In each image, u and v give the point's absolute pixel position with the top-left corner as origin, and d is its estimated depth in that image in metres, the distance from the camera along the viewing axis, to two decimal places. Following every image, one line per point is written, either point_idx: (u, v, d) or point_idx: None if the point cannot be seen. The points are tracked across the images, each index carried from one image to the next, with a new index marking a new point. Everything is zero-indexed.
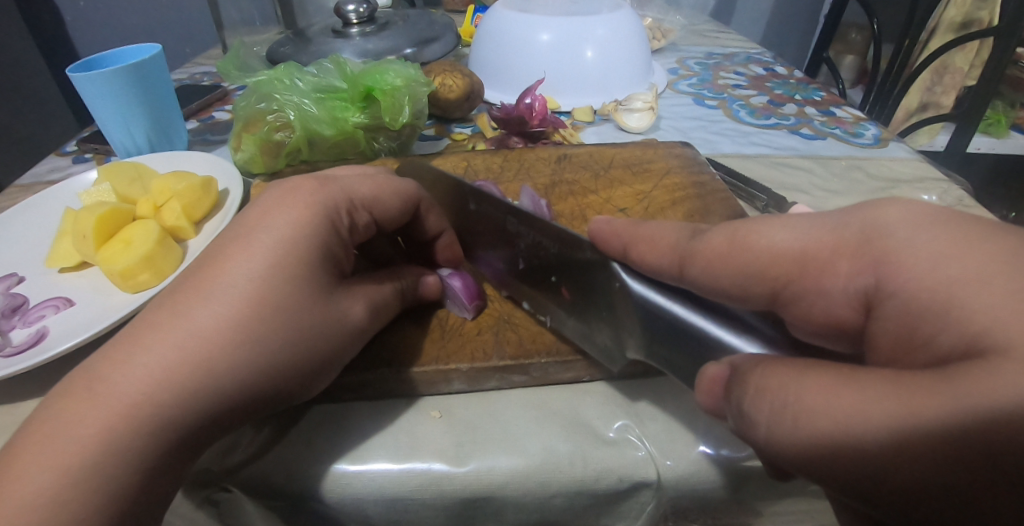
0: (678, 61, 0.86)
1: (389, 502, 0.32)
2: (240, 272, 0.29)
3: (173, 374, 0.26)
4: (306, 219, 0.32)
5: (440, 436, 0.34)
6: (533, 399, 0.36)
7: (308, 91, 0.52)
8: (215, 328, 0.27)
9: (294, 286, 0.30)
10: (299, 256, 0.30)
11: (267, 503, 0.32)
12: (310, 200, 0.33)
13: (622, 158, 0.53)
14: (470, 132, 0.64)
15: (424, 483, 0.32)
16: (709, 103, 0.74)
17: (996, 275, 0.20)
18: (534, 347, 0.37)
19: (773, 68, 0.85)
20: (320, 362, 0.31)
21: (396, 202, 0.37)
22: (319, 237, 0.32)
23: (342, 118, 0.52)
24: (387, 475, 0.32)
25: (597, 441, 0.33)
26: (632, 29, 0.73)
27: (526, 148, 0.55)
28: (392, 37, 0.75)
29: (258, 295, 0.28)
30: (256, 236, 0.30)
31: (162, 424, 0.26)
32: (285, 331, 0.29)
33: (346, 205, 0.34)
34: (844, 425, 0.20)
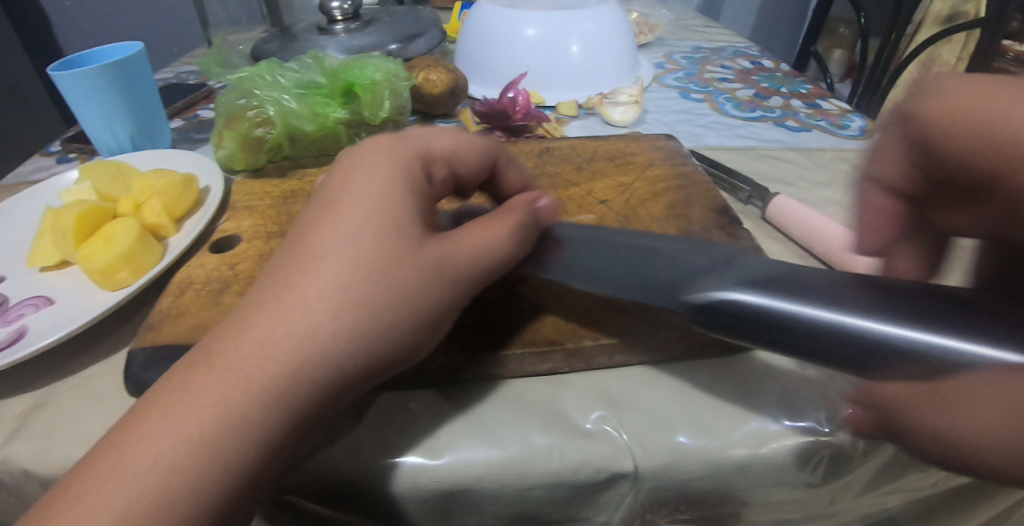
0: (665, 55, 0.85)
1: (368, 494, 0.32)
2: (342, 240, 0.29)
3: (287, 352, 0.26)
4: (399, 176, 0.32)
5: (415, 431, 0.33)
6: (512, 392, 0.36)
7: (290, 87, 0.52)
8: (319, 303, 0.27)
9: (390, 264, 0.28)
10: (406, 215, 0.30)
11: None
12: (395, 164, 0.33)
13: (604, 151, 0.53)
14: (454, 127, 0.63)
15: (401, 477, 0.31)
16: (697, 96, 0.73)
17: None
18: (508, 339, 0.37)
19: (760, 61, 0.85)
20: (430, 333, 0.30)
21: (480, 158, 0.38)
22: (409, 204, 0.31)
23: (323, 113, 0.52)
24: (362, 468, 0.31)
25: (574, 433, 0.33)
26: (616, 23, 0.73)
27: (509, 142, 0.54)
28: (376, 34, 0.75)
29: (361, 279, 0.28)
30: (349, 204, 0.30)
31: (278, 413, 0.25)
32: (382, 315, 0.28)
33: (423, 162, 0.35)
34: (985, 437, 0.23)
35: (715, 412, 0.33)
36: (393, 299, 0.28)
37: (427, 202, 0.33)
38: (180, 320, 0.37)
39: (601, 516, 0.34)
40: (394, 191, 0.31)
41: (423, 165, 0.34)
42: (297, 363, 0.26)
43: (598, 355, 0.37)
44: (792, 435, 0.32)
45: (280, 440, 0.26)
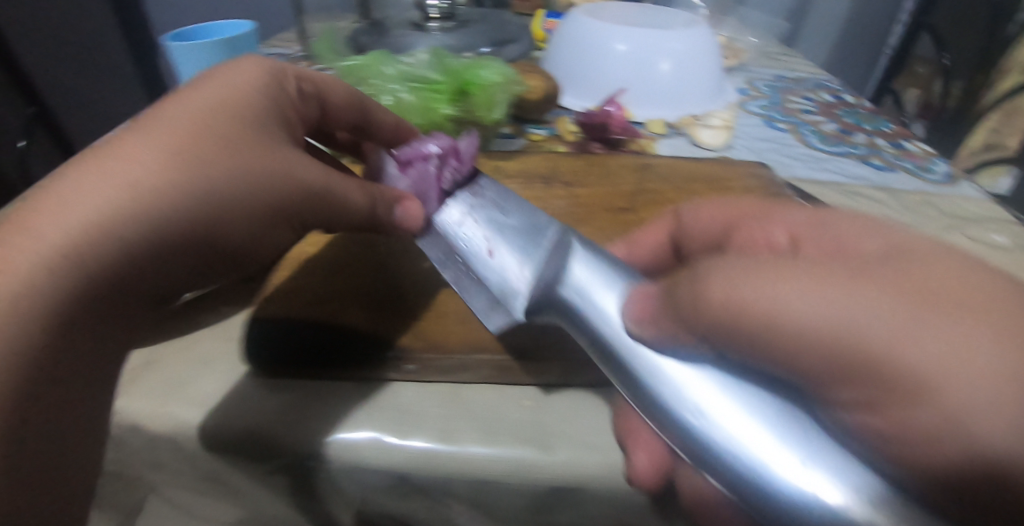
0: (748, 81, 0.84)
1: (474, 482, 0.31)
2: (174, 120, 0.30)
3: (123, 210, 0.27)
4: (261, 83, 0.35)
5: (521, 423, 0.33)
6: (616, 400, 0.34)
7: (404, 81, 0.54)
8: (150, 171, 0.28)
9: (210, 137, 0.30)
10: (244, 112, 0.32)
11: (354, 477, 0.32)
12: (260, 74, 0.35)
13: (702, 173, 0.54)
14: (547, 134, 0.63)
15: (512, 469, 0.31)
16: (781, 125, 0.73)
17: (867, 237, 0.25)
18: None
19: (843, 96, 0.85)
20: (262, 224, 0.33)
21: (354, 106, 0.43)
22: (262, 95, 0.34)
23: (438, 109, 0.52)
24: (475, 458, 0.31)
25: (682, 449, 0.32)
26: (707, 46, 0.74)
27: (608, 155, 0.55)
28: (470, 35, 0.77)
29: (181, 152, 0.29)
30: (197, 94, 0.32)
31: (79, 267, 0.27)
32: (205, 176, 0.29)
33: (282, 73, 0.37)
34: (793, 316, 0.22)
35: None
36: (209, 180, 0.30)
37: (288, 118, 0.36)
38: (294, 299, 0.39)
39: None
40: (224, 92, 0.32)
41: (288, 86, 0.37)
42: (105, 224, 0.27)
43: None
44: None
45: (73, 311, 0.27)
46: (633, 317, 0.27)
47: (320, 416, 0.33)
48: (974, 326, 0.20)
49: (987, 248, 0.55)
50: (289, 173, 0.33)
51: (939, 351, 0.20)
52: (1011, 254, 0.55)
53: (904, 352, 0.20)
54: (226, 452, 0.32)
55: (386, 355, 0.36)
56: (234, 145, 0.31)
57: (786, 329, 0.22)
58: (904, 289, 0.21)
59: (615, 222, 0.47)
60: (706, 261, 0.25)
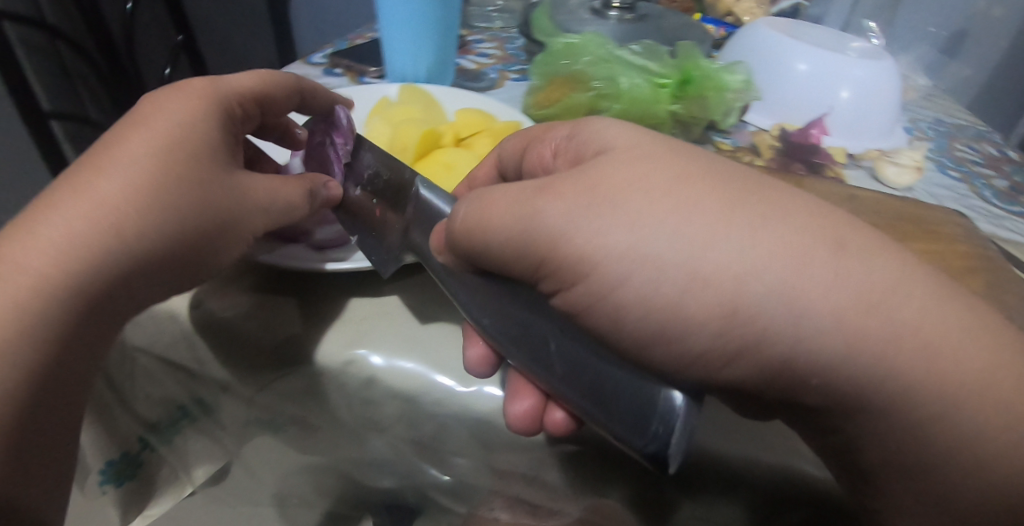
0: (911, 121, 0.83)
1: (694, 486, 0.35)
2: (137, 148, 0.34)
3: (87, 238, 0.32)
4: (206, 109, 0.38)
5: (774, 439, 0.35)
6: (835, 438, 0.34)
7: (636, 71, 0.52)
8: (127, 205, 0.33)
9: (186, 170, 0.35)
10: (206, 142, 0.36)
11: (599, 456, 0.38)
12: (205, 97, 0.38)
13: (908, 213, 0.54)
14: (734, 143, 0.62)
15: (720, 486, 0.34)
16: (953, 174, 0.72)
17: (697, 201, 0.26)
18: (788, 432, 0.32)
19: (1008, 152, 0.81)
20: (216, 236, 0.36)
21: (285, 90, 0.46)
22: (209, 121, 0.37)
23: (668, 103, 0.52)
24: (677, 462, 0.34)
25: None
26: (892, 79, 0.73)
27: (811, 179, 0.55)
28: (647, 31, 0.77)
29: (150, 182, 0.33)
30: (159, 115, 0.36)
31: (114, 264, 0.33)
32: (178, 199, 0.34)
33: (235, 95, 0.41)
34: (513, 228, 0.29)
35: None
36: (180, 199, 0.34)
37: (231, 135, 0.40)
38: None
39: None
40: (199, 119, 0.37)
41: (235, 104, 0.40)
42: (92, 254, 0.32)
43: None
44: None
45: (74, 328, 0.32)
46: (439, 245, 0.35)
47: None
48: (741, 234, 0.25)
49: None
50: (250, 198, 0.38)
51: (722, 323, 0.26)
52: None
53: (685, 335, 0.27)
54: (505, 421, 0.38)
55: None
56: (191, 180, 0.35)
57: (668, 319, 0.27)
58: (805, 221, 0.26)
59: None
60: (502, 187, 0.30)
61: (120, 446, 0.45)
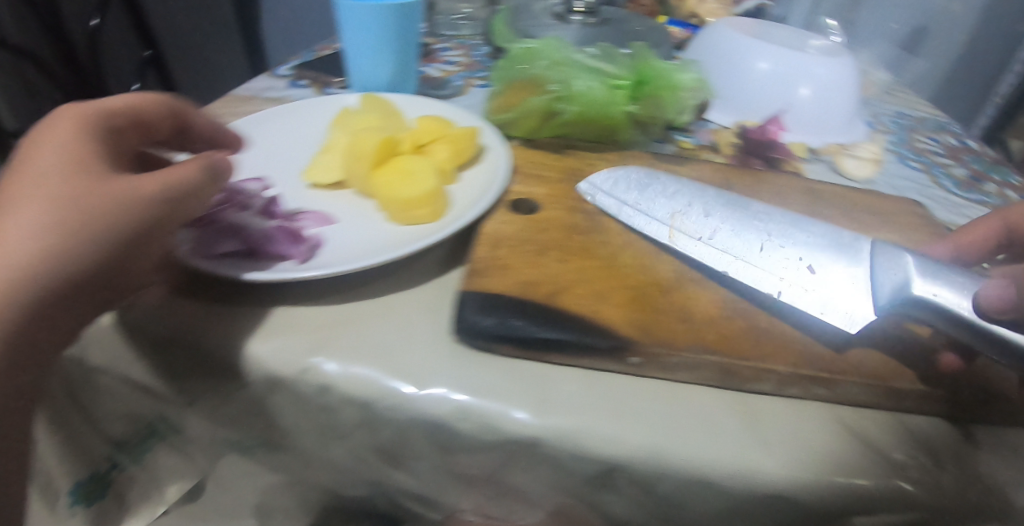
0: (872, 115, 0.84)
1: (604, 464, 0.33)
2: (25, 188, 0.30)
3: None
4: (79, 131, 0.34)
5: (710, 408, 0.35)
6: (751, 403, 0.36)
7: (590, 74, 0.54)
8: (17, 245, 0.29)
9: (79, 191, 0.31)
10: (74, 156, 0.32)
11: (561, 464, 0.34)
12: (73, 123, 0.34)
13: (865, 205, 0.54)
14: (695, 143, 0.64)
15: (652, 459, 0.33)
16: (914, 165, 0.73)
17: None
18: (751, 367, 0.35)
19: (966, 141, 0.84)
20: (125, 252, 0.32)
21: (170, 108, 0.40)
22: (86, 140, 0.33)
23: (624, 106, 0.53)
24: (610, 436, 0.33)
25: (900, 470, 0.32)
26: (850, 77, 0.74)
27: (769, 174, 0.55)
28: (611, 34, 0.78)
29: (54, 205, 0.30)
30: (24, 157, 0.32)
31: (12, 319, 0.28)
32: (73, 228, 0.30)
33: (112, 113, 0.36)
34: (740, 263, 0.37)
35: None
36: (88, 221, 0.30)
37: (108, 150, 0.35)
38: (508, 274, 0.39)
39: None
40: (67, 140, 0.33)
41: (112, 121, 0.36)
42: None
43: (922, 401, 0.35)
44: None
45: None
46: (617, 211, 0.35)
47: (550, 402, 0.34)
48: None
49: None
50: (142, 185, 0.33)
51: None
52: None
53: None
54: (461, 425, 0.35)
55: (612, 346, 0.35)
56: (89, 201, 0.31)
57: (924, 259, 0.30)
58: None
59: None
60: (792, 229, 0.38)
61: (88, 466, 0.45)
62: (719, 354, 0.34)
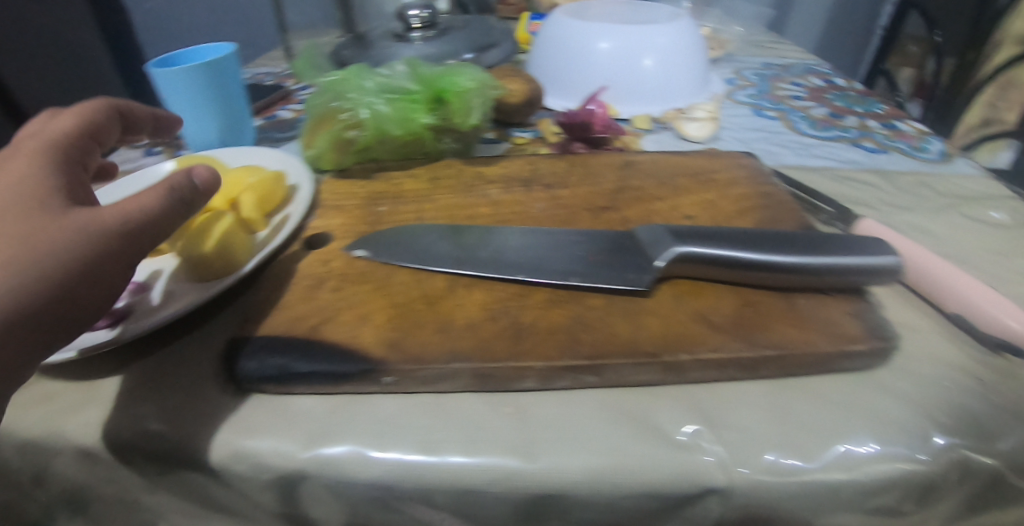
0: (735, 71, 0.84)
1: (375, 491, 0.32)
2: None
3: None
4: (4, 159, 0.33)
5: (478, 413, 0.35)
6: (522, 401, 0.35)
7: (381, 91, 0.53)
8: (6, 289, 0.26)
9: (90, 233, 0.29)
10: (36, 190, 0.31)
11: (333, 499, 0.33)
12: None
13: (686, 167, 0.53)
14: (531, 136, 0.63)
15: (408, 475, 0.32)
16: (770, 113, 0.72)
17: None
18: (527, 352, 0.34)
19: (833, 79, 0.84)
20: (82, 279, 0.28)
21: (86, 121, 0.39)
22: (30, 162, 0.32)
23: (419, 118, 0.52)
24: (367, 459, 0.32)
25: (667, 445, 0.33)
26: (692, 40, 0.73)
27: (590, 154, 0.54)
28: (452, 42, 0.77)
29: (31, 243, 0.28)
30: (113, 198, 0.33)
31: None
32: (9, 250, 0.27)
33: (63, 137, 0.36)
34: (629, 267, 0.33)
35: (811, 436, 0.33)
36: (34, 241, 0.28)
37: (78, 176, 0.33)
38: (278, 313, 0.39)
39: None
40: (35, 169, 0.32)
41: (70, 148, 0.35)
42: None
43: (694, 371, 0.35)
44: (883, 459, 0.32)
45: None
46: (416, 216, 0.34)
47: (308, 432, 0.33)
48: None
49: (985, 225, 0.55)
50: (90, 222, 0.29)
51: None
52: (1011, 230, 0.54)
53: None
54: (239, 469, 0.32)
55: (362, 370, 0.35)
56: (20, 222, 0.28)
57: None
58: None
59: (598, 221, 0.45)
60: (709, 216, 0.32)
61: None
62: (470, 358, 0.34)
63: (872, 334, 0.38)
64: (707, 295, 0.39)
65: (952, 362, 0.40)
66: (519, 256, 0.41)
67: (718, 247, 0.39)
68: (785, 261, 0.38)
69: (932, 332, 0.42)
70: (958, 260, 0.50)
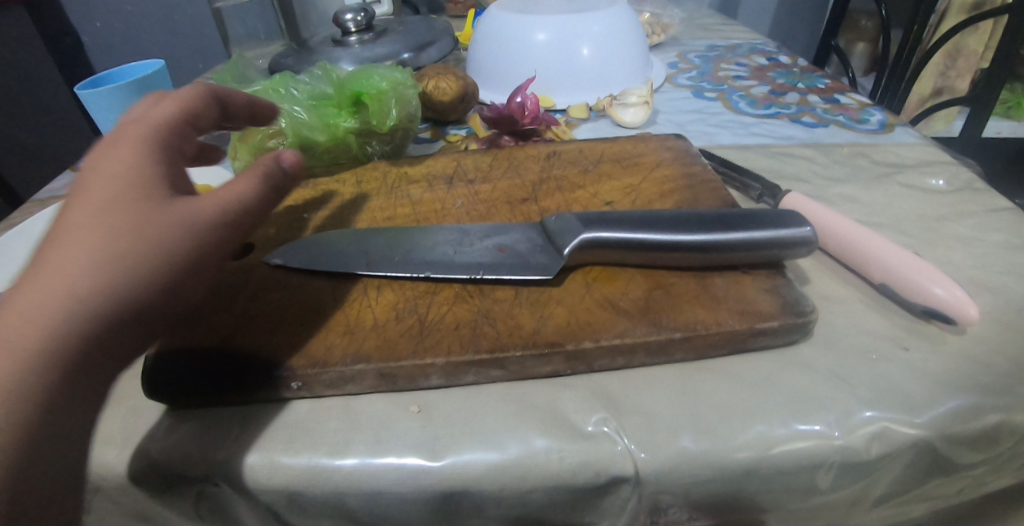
0: (679, 55, 0.86)
1: (287, 495, 0.32)
2: (118, 219, 0.26)
3: (33, 346, 0.23)
4: (153, 154, 0.29)
5: (383, 411, 0.34)
6: (426, 400, 0.35)
7: (302, 99, 0.52)
8: (71, 292, 0.24)
9: (147, 224, 0.27)
10: (137, 185, 0.28)
11: (248, 504, 0.33)
12: (145, 146, 0.30)
13: (612, 152, 0.52)
14: (465, 133, 0.63)
15: (312, 478, 0.32)
16: (710, 95, 0.74)
17: None
18: (430, 347, 0.34)
19: (776, 58, 0.86)
20: (181, 280, 0.28)
21: (202, 100, 0.35)
22: (153, 159, 0.29)
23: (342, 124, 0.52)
24: (271, 465, 0.32)
25: (574, 436, 0.32)
26: (629, 26, 0.73)
27: (517, 147, 0.54)
28: (390, 44, 0.76)
29: (115, 244, 0.26)
30: (94, 177, 0.28)
31: (49, 376, 0.23)
32: (147, 256, 0.26)
33: (177, 122, 0.32)
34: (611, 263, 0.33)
35: (719, 416, 0.33)
36: (147, 244, 0.26)
37: (173, 162, 0.30)
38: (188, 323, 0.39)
39: (606, 520, 0.34)
40: (135, 161, 0.29)
41: (179, 132, 0.32)
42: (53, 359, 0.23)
43: (598, 358, 0.35)
44: (796, 438, 0.32)
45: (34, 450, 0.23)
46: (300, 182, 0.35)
47: (209, 435, 0.33)
48: None
49: (919, 191, 0.55)
50: (188, 219, 0.28)
51: None
52: (946, 194, 0.54)
53: None
54: (149, 482, 0.32)
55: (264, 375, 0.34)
56: (108, 220, 0.26)
57: None
58: None
59: (517, 213, 0.45)
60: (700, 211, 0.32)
61: None
62: (371, 359, 0.34)
63: (787, 310, 0.37)
64: (617, 280, 0.38)
65: (873, 331, 0.40)
66: (430, 255, 0.40)
67: (628, 231, 0.39)
68: (693, 240, 0.38)
69: (856, 303, 0.42)
70: (887, 226, 0.50)
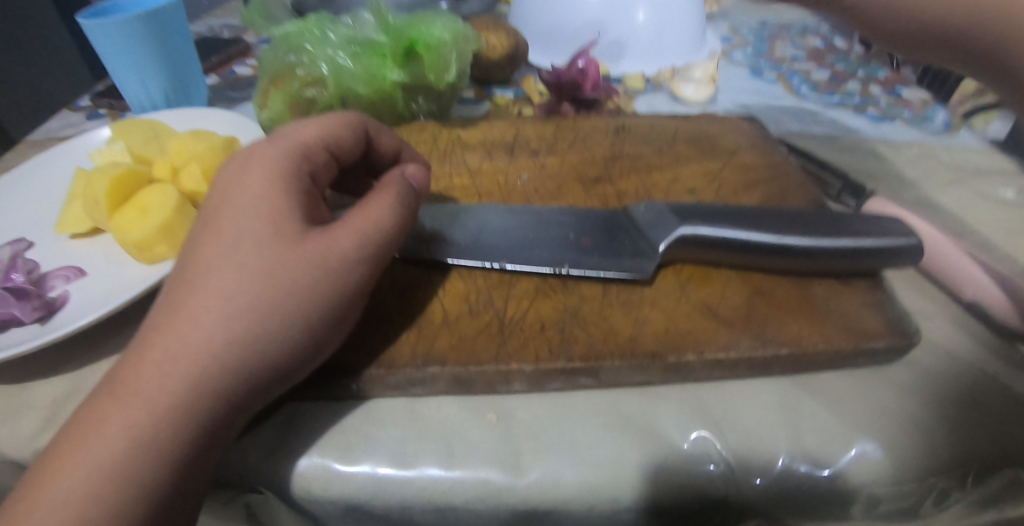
0: (732, 29, 0.81)
1: (342, 507, 0.28)
2: (256, 254, 0.26)
3: (185, 382, 0.24)
4: (282, 178, 0.29)
5: (455, 415, 0.31)
6: (503, 407, 0.31)
7: (343, 44, 0.46)
8: (221, 330, 0.25)
9: (283, 261, 0.27)
10: (272, 216, 0.28)
11: (297, 513, 0.29)
12: (278, 172, 0.29)
13: (685, 131, 0.48)
14: (513, 96, 0.58)
15: (374, 490, 0.28)
16: (768, 75, 0.69)
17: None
18: (518, 353, 0.31)
19: (833, 41, 0.81)
20: (330, 323, 0.28)
21: (354, 134, 0.34)
22: (285, 185, 0.29)
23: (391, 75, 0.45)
24: (327, 474, 0.28)
25: (669, 453, 0.29)
26: None
27: (579, 117, 0.48)
28: None
29: (258, 285, 0.26)
30: (226, 212, 0.28)
31: (197, 421, 0.24)
32: (291, 297, 0.26)
33: (311, 149, 0.31)
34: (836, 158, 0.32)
35: (823, 438, 0.30)
36: (284, 277, 0.26)
37: (308, 195, 0.30)
38: None
39: None
40: (267, 191, 0.28)
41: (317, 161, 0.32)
42: (196, 393, 0.24)
43: (698, 371, 0.32)
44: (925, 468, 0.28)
45: (177, 476, 0.24)
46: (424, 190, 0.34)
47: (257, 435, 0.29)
48: None
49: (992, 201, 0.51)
50: (325, 255, 0.27)
51: None
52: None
53: None
54: None
55: (323, 372, 0.30)
56: (248, 254, 0.27)
57: None
58: None
59: (592, 194, 0.40)
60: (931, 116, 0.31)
61: None
62: (447, 361, 0.30)
63: (894, 329, 0.33)
64: (713, 283, 0.35)
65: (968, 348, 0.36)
66: (501, 240, 0.36)
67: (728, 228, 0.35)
68: (801, 244, 0.34)
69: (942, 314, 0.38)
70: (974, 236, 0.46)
